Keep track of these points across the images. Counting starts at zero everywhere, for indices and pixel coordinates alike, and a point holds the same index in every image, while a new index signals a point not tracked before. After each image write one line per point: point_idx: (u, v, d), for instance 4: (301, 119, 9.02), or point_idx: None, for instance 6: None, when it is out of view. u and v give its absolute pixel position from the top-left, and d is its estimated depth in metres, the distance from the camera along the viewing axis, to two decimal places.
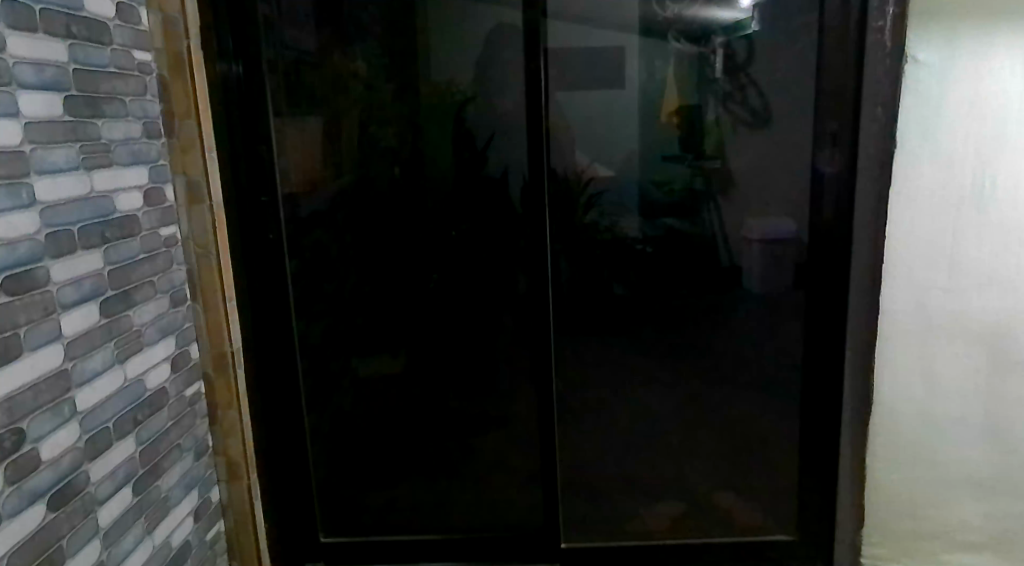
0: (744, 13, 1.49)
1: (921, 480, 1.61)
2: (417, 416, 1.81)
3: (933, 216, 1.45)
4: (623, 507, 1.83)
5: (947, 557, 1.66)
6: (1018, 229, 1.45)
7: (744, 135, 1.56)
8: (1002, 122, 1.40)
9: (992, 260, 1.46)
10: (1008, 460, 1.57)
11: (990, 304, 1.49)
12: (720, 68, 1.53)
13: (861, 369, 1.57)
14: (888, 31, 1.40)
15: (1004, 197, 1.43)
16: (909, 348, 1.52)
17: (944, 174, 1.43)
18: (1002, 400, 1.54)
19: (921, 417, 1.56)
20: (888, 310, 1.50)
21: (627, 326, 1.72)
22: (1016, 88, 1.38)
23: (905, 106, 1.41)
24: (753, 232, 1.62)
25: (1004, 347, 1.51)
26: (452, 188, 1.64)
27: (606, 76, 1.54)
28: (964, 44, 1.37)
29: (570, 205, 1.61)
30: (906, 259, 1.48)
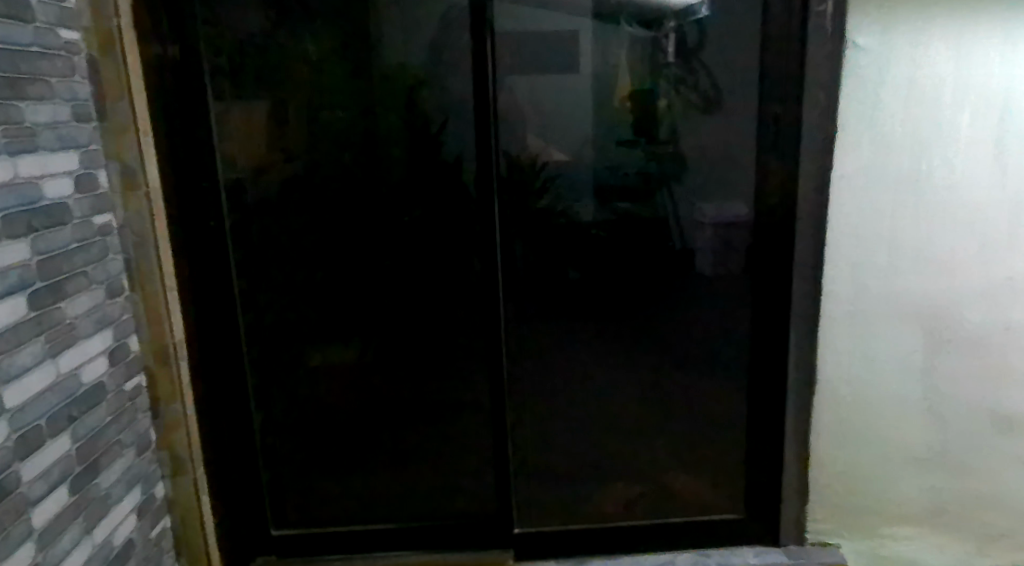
0: None
1: (862, 456, 1.66)
2: (372, 405, 1.78)
3: (874, 200, 1.50)
4: (577, 490, 1.83)
5: (888, 530, 1.72)
6: (951, 214, 1.50)
7: (696, 120, 1.57)
8: (937, 108, 1.45)
9: (928, 243, 1.52)
10: (943, 435, 1.64)
11: (927, 285, 1.54)
12: (672, 53, 1.53)
13: (805, 351, 1.60)
14: (829, 15, 1.43)
15: (938, 182, 1.49)
16: (850, 328, 1.57)
17: (883, 159, 1.48)
18: (941, 376, 1.60)
19: (863, 395, 1.62)
20: (830, 291, 1.55)
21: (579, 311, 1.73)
22: (948, 73, 1.43)
23: (846, 90, 1.45)
24: (707, 216, 1.62)
25: (939, 326, 1.57)
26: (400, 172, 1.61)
27: (559, 60, 1.53)
28: (900, 30, 1.42)
29: (520, 191, 1.60)
30: (848, 241, 1.52)
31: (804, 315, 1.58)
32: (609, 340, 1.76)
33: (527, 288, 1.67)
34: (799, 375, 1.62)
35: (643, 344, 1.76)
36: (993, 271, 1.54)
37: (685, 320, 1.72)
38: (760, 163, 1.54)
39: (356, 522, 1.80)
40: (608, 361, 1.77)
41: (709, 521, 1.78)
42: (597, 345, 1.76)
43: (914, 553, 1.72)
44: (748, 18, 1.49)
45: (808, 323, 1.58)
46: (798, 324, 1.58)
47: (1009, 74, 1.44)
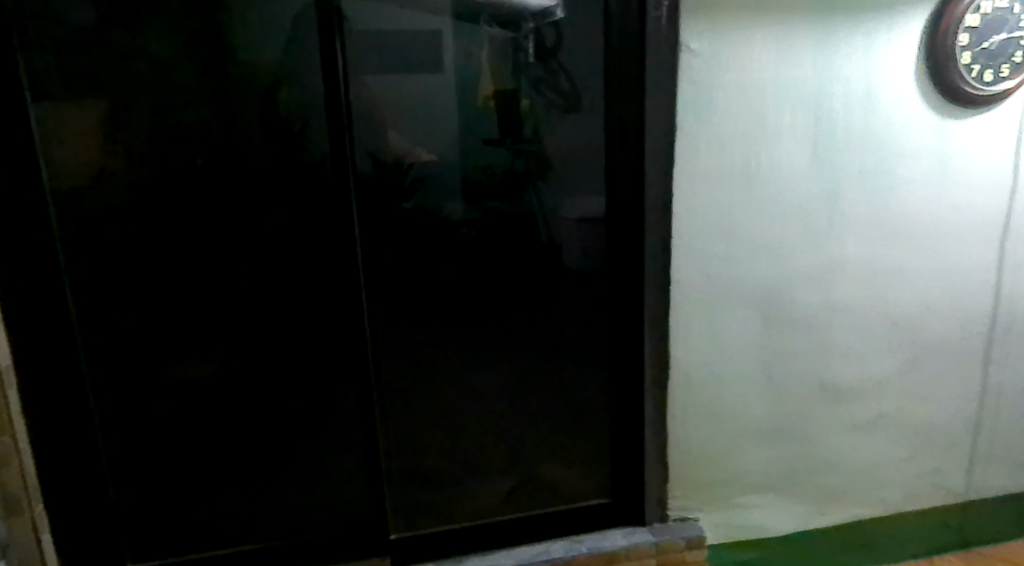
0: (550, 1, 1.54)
1: (714, 432, 1.78)
2: (236, 422, 1.68)
3: (712, 194, 1.62)
4: (453, 489, 1.83)
5: (740, 500, 1.85)
6: (779, 204, 1.65)
7: (558, 119, 1.61)
8: (762, 109, 1.59)
9: (760, 231, 1.66)
10: (782, 407, 1.80)
11: (762, 270, 1.69)
12: (533, 54, 1.57)
13: (658, 339, 1.68)
14: (665, 21, 1.50)
15: (766, 176, 1.63)
16: (697, 313, 1.69)
17: (718, 155, 1.60)
18: (778, 352, 1.75)
19: (711, 375, 1.74)
20: (677, 279, 1.66)
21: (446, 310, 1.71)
22: (768, 76, 1.58)
23: (683, 91, 1.55)
24: (572, 212, 1.67)
25: (774, 308, 1.72)
26: (252, 172, 1.52)
27: (420, 59, 1.53)
28: (727, 36, 1.54)
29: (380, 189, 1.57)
30: (692, 232, 1.64)
31: (656, 304, 1.66)
32: (481, 338, 1.77)
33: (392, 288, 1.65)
34: (654, 360, 1.70)
35: (515, 340, 1.79)
36: (818, 255, 1.70)
37: (557, 315, 1.77)
38: (610, 161, 1.60)
39: (221, 546, 1.70)
40: (479, 360, 1.78)
41: (579, 508, 1.82)
42: (469, 343, 1.77)
43: (764, 517, 1.87)
44: (594, 23, 1.55)
45: (659, 312, 1.66)
46: (652, 312, 1.66)
47: (823, 77, 1.60)
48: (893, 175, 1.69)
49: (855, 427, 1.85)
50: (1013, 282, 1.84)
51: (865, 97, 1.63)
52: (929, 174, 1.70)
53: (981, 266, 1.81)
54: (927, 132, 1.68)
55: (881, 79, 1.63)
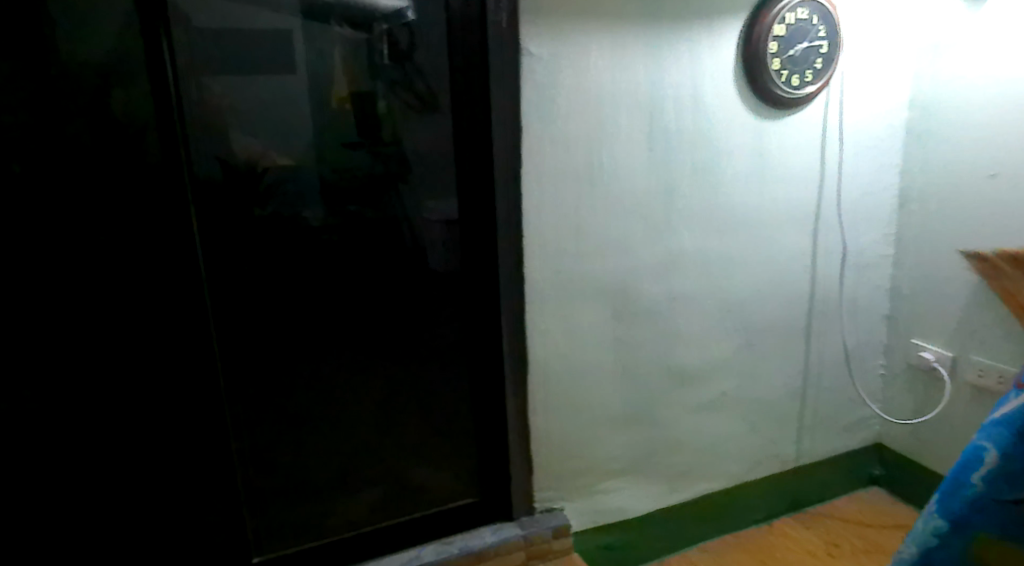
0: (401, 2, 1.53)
1: (573, 423, 1.83)
2: (73, 459, 1.50)
3: (559, 192, 1.65)
4: (319, 506, 1.74)
5: (601, 486, 1.90)
6: (623, 200, 1.71)
7: (416, 120, 1.59)
8: (602, 110, 1.64)
9: (606, 227, 1.72)
10: (635, 394, 1.87)
11: (609, 265, 1.75)
12: (387, 55, 1.54)
13: (515, 335, 1.72)
14: (505, 24, 1.54)
15: (609, 174, 1.68)
16: (550, 310, 1.73)
17: (563, 155, 1.64)
18: (628, 342, 1.82)
19: (567, 368, 1.78)
20: (530, 277, 1.69)
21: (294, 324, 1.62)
22: (607, 80, 1.63)
23: (526, 94, 1.58)
24: (434, 213, 1.65)
25: (623, 300, 1.79)
26: (71, 183, 1.38)
27: (272, 59, 1.46)
28: (565, 40, 1.58)
29: (220, 198, 1.48)
30: (542, 231, 1.67)
31: (512, 301, 1.69)
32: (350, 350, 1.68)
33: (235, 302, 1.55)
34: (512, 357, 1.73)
35: (385, 350, 1.72)
36: (659, 248, 1.78)
37: (426, 321, 1.72)
38: (460, 160, 1.62)
39: None
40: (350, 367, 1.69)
41: (447, 509, 1.81)
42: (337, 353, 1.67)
43: (625, 501, 1.94)
44: (440, 24, 1.56)
45: (515, 309, 1.70)
46: (508, 310, 1.69)
47: (653, 79, 1.67)
48: (720, 171, 1.79)
49: (698, 408, 1.95)
50: (827, 264, 1.98)
51: (693, 98, 1.71)
52: (750, 168, 1.82)
53: (797, 252, 1.93)
54: (746, 130, 1.78)
55: (705, 80, 1.71)
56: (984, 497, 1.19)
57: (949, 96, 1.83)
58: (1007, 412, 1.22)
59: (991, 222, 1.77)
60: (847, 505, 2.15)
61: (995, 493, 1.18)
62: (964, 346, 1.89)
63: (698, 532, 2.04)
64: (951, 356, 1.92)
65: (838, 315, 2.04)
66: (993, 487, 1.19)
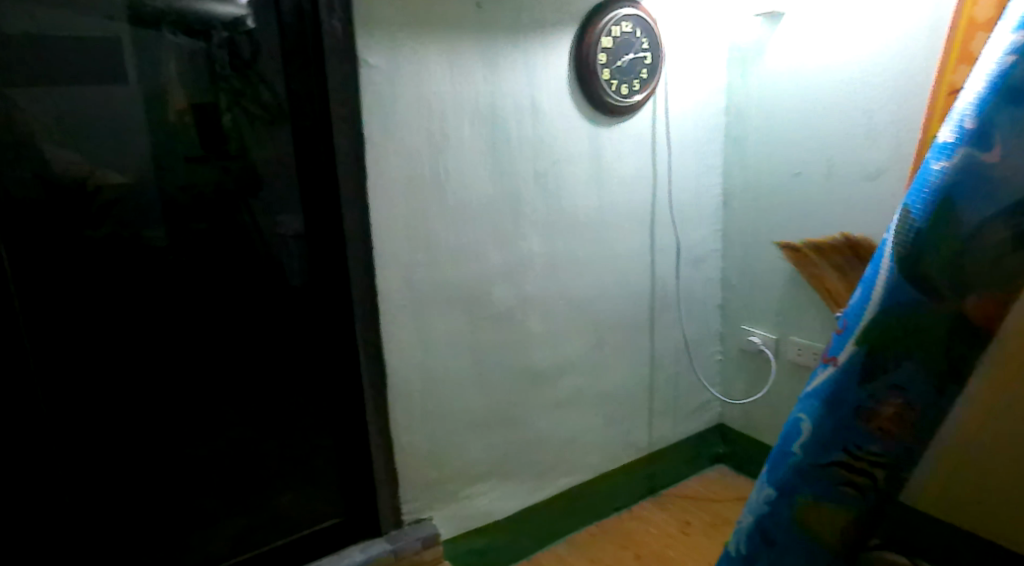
0: (240, 10, 1.47)
1: (435, 431, 1.83)
2: None
3: (406, 202, 1.65)
4: (169, 550, 1.61)
5: (467, 491, 1.92)
6: (470, 206, 1.74)
7: (263, 132, 1.54)
8: (444, 119, 1.66)
9: (456, 235, 1.74)
10: (494, 397, 1.91)
11: (461, 273, 1.77)
12: (228, 65, 1.48)
13: (370, 349, 1.68)
14: (340, 36, 1.50)
15: (454, 183, 1.71)
16: (405, 320, 1.72)
17: (408, 166, 1.64)
18: (483, 346, 1.85)
19: (426, 377, 1.79)
20: (383, 289, 1.67)
21: (127, 352, 1.49)
22: (447, 90, 1.65)
23: (366, 105, 1.56)
24: (287, 228, 1.60)
25: (477, 305, 1.82)
26: None
27: (97, 68, 1.37)
28: (403, 51, 1.59)
29: (38, 219, 1.37)
30: (391, 241, 1.65)
31: (366, 317, 1.65)
32: (205, 377, 1.58)
33: (58, 332, 1.41)
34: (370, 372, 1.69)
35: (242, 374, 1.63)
36: (507, 253, 1.83)
37: (285, 339, 1.65)
38: None
39: None
40: (203, 397, 1.59)
41: (311, 534, 1.74)
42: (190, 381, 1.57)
43: (490, 503, 1.96)
44: (274, 33, 1.50)
45: (368, 323, 1.66)
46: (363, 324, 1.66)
47: (491, 88, 1.71)
48: (561, 177, 1.86)
49: (555, 405, 2.02)
50: (664, 261, 2.11)
51: (532, 106, 1.77)
52: (588, 172, 1.90)
53: (637, 251, 2.06)
54: (582, 136, 1.87)
55: (541, 89, 1.78)
56: (801, 464, 1.28)
57: (758, 103, 2.01)
58: (814, 383, 1.29)
59: (799, 216, 1.96)
60: (696, 484, 2.29)
61: (810, 459, 1.27)
62: (784, 329, 2.08)
63: (563, 527, 2.09)
64: (774, 339, 2.11)
65: (677, 307, 2.18)
66: (807, 455, 1.28)
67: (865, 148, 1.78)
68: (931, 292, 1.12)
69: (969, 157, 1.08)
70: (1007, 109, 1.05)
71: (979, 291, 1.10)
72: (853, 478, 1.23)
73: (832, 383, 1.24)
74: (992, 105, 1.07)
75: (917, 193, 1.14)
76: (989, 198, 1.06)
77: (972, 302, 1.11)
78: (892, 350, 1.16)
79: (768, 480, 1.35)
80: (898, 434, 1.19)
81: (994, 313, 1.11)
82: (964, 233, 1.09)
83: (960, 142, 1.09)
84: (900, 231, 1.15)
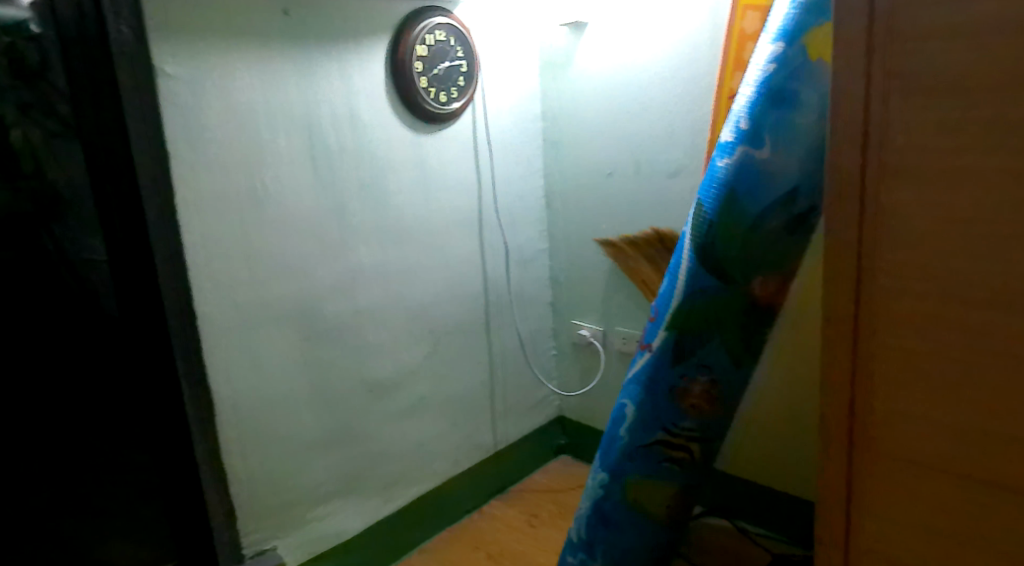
0: (24, 13, 1.37)
1: (272, 456, 1.73)
2: None
3: (220, 218, 1.56)
4: None
5: (314, 514, 1.83)
6: (293, 219, 1.67)
7: (62, 148, 1.43)
8: (256, 130, 1.59)
9: (280, 250, 1.66)
10: (336, 414, 1.84)
11: (288, 289, 1.69)
12: (11, 73, 1.37)
13: (194, 375, 1.57)
14: (132, 45, 1.40)
15: (273, 195, 1.63)
16: (228, 344, 1.61)
17: (221, 180, 1.55)
18: (320, 363, 1.78)
19: (258, 401, 1.68)
20: (202, 313, 1.56)
21: None
22: (258, 100, 1.58)
23: (167, 118, 1.46)
24: (97, 253, 1.50)
25: (309, 321, 1.75)
26: None
27: None
28: (206, 60, 1.50)
29: None
30: (208, 260, 1.55)
31: (185, 341, 1.54)
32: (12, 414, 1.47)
33: None
34: (195, 400, 1.57)
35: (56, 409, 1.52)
36: (335, 266, 1.77)
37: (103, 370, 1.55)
38: (105, 191, 1.46)
39: None
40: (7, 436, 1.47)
41: None
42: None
43: (340, 523, 1.89)
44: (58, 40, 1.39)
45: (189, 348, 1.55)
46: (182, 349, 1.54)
47: (306, 98, 1.66)
48: (386, 185, 1.84)
49: (398, 416, 1.99)
50: (495, 262, 2.16)
51: (351, 115, 1.75)
52: (413, 180, 1.90)
53: (467, 254, 2.08)
54: (404, 143, 1.86)
55: (359, 98, 1.75)
56: (628, 447, 1.37)
57: (568, 109, 2.11)
58: (633, 369, 1.37)
59: (613, 214, 2.07)
60: (542, 477, 2.36)
61: (636, 441, 1.36)
62: (609, 321, 2.19)
63: (415, 537, 2.07)
64: (602, 331, 2.22)
65: (510, 308, 2.24)
66: (633, 438, 1.36)
67: (663, 149, 1.89)
68: (725, 279, 1.23)
69: (745, 154, 1.17)
70: (773, 109, 1.15)
71: (763, 274, 1.24)
72: (673, 454, 1.34)
73: (649, 369, 1.33)
74: (760, 105, 1.16)
75: (706, 188, 1.23)
76: (766, 191, 1.18)
77: (759, 285, 1.25)
78: (698, 334, 1.27)
79: (600, 465, 1.43)
80: (706, 409, 1.32)
81: (774, 291, 1.27)
82: (748, 224, 1.20)
83: (738, 141, 1.18)
84: (695, 224, 1.24)
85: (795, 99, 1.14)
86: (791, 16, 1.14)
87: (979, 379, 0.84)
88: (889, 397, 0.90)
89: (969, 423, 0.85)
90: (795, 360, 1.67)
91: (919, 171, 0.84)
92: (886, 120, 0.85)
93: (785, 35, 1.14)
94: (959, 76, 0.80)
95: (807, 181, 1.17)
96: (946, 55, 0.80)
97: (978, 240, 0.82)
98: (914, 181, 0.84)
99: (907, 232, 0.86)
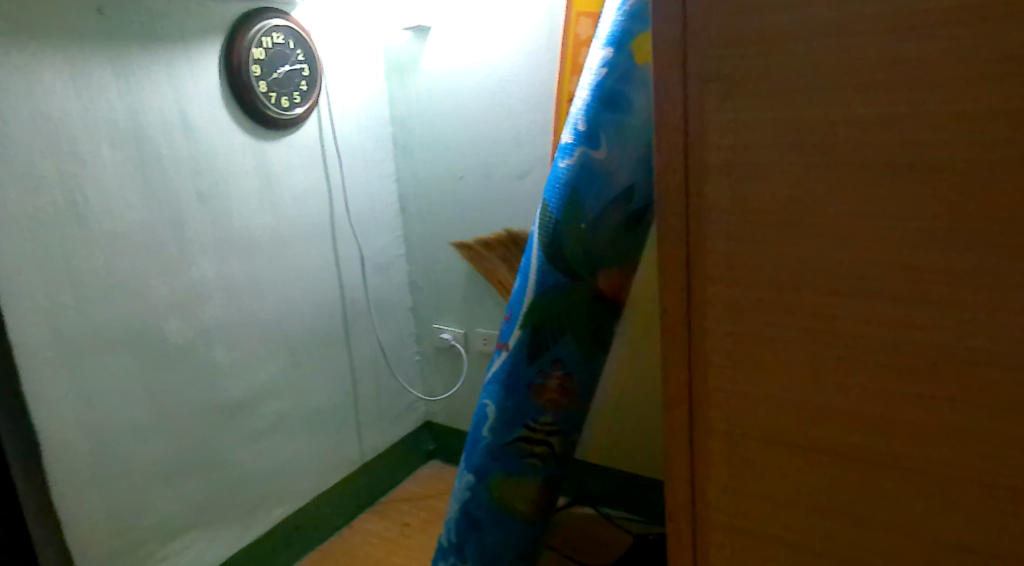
0: None
1: (115, 493, 1.59)
2: None
3: (36, 236, 1.42)
4: None
5: (165, 550, 1.70)
6: (124, 234, 1.55)
7: None
8: (74, 140, 1.46)
9: (110, 267, 1.54)
10: (185, 441, 1.72)
11: (122, 310, 1.57)
12: None
13: (19, 416, 1.39)
14: None
15: (98, 209, 1.51)
16: (55, 374, 1.47)
17: (34, 195, 1.41)
18: (164, 388, 1.66)
19: (94, 434, 1.54)
20: (19, 340, 1.41)
21: None
22: (75, 107, 1.46)
23: None
24: None
25: (149, 343, 1.62)
26: None
27: None
28: (8, 63, 1.36)
29: None
30: (24, 282, 1.41)
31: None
32: None
33: None
34: (18, 448, 1.39)
35: None
36: (174, 282, 1.66)
37: None
38: None
39: None
40: None
41: None
42: None
43: (196, 556, 1.77)
44: None
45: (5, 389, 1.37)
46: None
47: (130, 103, 1.55)
48: (228, 194, 1.75)
49: (256, 436, 1.89)
50: (350, 270, 2.10)
51: (183, 122, 1.64)
52: (258, 188, 1.82)
53: (321, 263, 2.01)
54: (245, 150, 1.78)
55: (191, 103, 1.66)
56: (491, 446, 1.38)
57: (416, 114, 2.09)
58: (493, 369, 1.39)
59: (466, 216, 2.08)
60: (414, 484, 2.30)
61: (498, 440, 1.38)
62: (469, 323, 2.20)
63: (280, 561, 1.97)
64: (462, 332, 2.22)
65: (368, 314, 2.18)
66: (495, 437, 1.38)
67: (510, 151, 1.93)
68: (572, 275, 1.28)
69: (584, 154, 1.21)
70: (607, 112, 1.20)
71: (607, 269, 1.30)
72: (534, 449, 1.38)
73: (508, 367, 1.35)
74: (595, 109, 1.21)
75: (551, 189, 1.27)
76: (605, 189, 1.23)
77: (604, 279, 1.30)
78: (551, 329, 1.31)
79: (465, 467, 1.44)
80: (563, 402, 1.36)
81: (620, 284, 1.33)
82: (590, 222, 1.24)
83: (577, 142, 1.23)
84: (541, 223, 1.28)
85: (626, 101, 1.20)
86: (618, 24, 1.19)
87: (795, 357, 0.91)
88: (718, 378, 0.96)
89: (789, 397, 0.92)
90: (641, 350, 1.75)
91: (734, 165, 0.89)
92: (702, 118, 0.89)
93: (613, 41, 1.20)
94: (760, 79, 0.85)
95: (642, 178, 1.23)
96: (740, 61, 0.86)
97: (787, 228, 0.87)
98: (731, 174, 0.89)
99: (727, 223, 0.91)
